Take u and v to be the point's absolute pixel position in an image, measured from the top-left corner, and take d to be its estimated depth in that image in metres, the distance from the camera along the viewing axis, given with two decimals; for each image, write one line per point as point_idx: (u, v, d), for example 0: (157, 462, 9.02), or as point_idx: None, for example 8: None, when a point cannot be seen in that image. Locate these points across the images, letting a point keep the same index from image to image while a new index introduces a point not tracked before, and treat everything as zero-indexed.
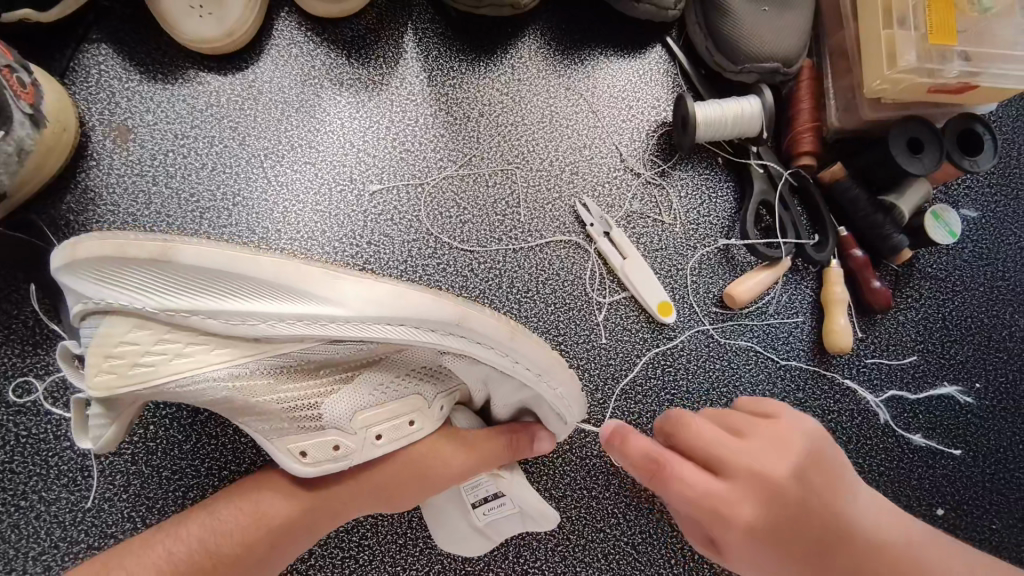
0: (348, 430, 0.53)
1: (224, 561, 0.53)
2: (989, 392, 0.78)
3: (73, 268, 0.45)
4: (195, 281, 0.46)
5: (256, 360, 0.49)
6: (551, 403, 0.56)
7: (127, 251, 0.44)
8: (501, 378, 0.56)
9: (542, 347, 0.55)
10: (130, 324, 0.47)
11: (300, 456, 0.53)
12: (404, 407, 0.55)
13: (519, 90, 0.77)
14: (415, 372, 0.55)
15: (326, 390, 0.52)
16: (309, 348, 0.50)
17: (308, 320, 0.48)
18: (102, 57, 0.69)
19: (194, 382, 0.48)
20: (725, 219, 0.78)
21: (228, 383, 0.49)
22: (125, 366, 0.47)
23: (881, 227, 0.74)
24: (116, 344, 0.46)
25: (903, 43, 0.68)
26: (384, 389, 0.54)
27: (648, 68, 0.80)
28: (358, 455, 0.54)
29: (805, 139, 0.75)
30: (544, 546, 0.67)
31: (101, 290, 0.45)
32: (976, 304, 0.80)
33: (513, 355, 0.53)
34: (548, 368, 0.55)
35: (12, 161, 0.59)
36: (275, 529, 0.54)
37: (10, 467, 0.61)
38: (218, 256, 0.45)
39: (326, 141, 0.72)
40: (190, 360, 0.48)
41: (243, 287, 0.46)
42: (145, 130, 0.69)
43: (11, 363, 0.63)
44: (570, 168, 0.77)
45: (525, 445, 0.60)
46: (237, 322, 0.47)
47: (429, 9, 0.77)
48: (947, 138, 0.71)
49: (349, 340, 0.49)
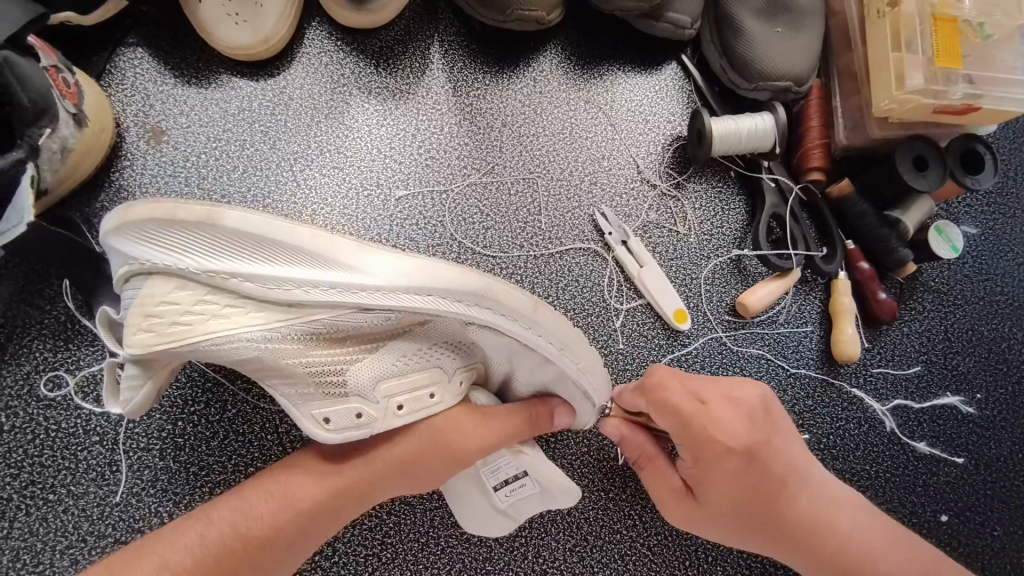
0: (371, 399, 0.54)
1: (257, 543, 0.53)
2: (990, 402, 0.81)
3: (121, 231, 0.48)
4: (232, 244, 0.49)
5: (289, 331, 0.51)
6: (576, 379, 0.58)
7: (177, 215, 0.48)
8: (525, 357, 0.57)
9: (562, 323, 0.57)
10: (172, 284, 0.48)
11: (324, 422, 0.54)
12: (427, 378, 0.56)
13: (541, 102, 0.80)
14: (444, 345, 0.57)
15: (354, 358, 0.54)
16: (339, 316, 0.51)
17: (339, 285, 0.50)
18: (138, 61, 0.71)
19: (228, 341, 0.50)
20: (737, 231, 0.81)
21: (262, 345, 0.51)
22: (163, 324, 0.48)
23: (887, 240, 0.77)
24: (158, 303, 0.48)
25: (912, 65, 0.71)
26: (408, 358, 0.56)
27: (664, 84, 0.83)
28: (379, 425, 0.55)
29: (814, 155, 0.78)
30: (562, 547, 0.68)
31: (146, 251, 0.48)
32: (977, 317, 0.83)
33: (537, 328, 0.55)
34: (570, 344, 0.57)
35: (55, 159, 0.60)
36: (305, 512, 0.55)
37: (40, 460, 0.62)
38: (256, 221, 0.49)
39: (355, 146, 0.74)
40: (227, 320, 0.49)
41: (278, 252, 0.49)
42: (179, 132, 0.71)
43: (43, 358, 0.64)
44: (589, 179, 0.79)
45: (546, 419, 0.61)
46: (273, 287, 0.50)
47: (455, 22, 0.79)
48: (950, 157, 0.74)
49: (377, 311, 0.51)
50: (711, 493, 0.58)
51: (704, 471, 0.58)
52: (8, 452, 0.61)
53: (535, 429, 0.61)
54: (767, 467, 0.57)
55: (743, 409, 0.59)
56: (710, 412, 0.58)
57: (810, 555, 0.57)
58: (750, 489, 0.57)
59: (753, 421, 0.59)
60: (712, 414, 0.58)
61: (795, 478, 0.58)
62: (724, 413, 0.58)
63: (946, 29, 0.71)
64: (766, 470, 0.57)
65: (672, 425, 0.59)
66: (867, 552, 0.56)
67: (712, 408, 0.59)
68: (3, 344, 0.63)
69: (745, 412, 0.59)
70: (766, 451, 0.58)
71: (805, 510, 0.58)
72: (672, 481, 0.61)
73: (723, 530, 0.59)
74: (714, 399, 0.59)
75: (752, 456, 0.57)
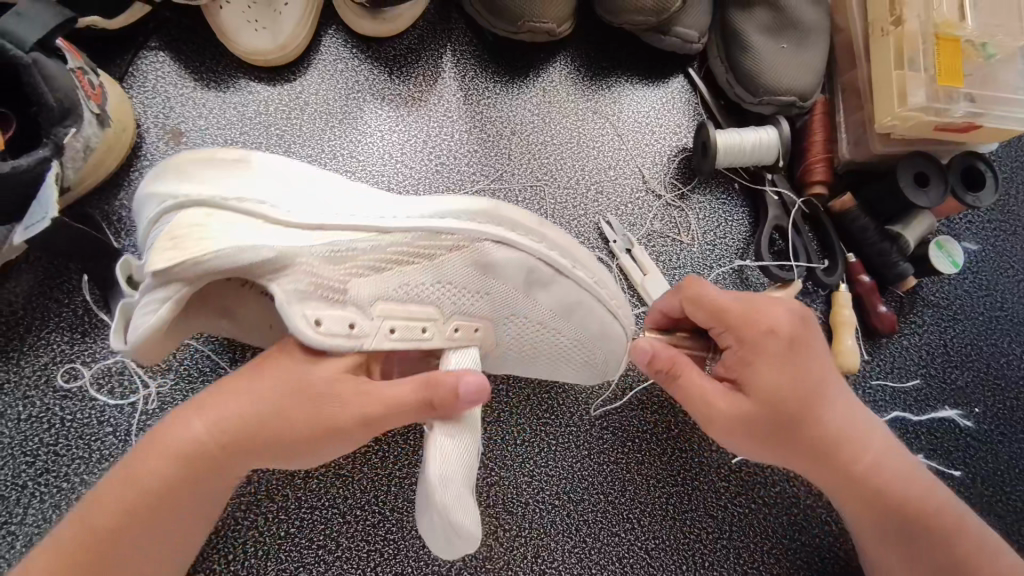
0: (366, 313, 0.55)
1: (109, 535, 0.46)
2: (987, 416, 0.81)
3: (164, 175, 0.54)
4: (263, 177, 0.55)
5: (305, 244, 0.53)
6: (589, 290, 0.64)
7: (215, 155, 0.56)
8: (540, 276, 0.63)
9: (568, 237, 0.64)
10: (204, 211, 0.51)
11: (314, 325, 0.52)
12: (424, 311, 0.58)
13: (550, 111, 0.82)
14: (452, 287, 0.60)
15: (356, 273, 0.55)
16: (358, 239, 0.56)
17: (356, 207, 0.57)
18: (159, 64, 0.73)
19: (254, 249, 0.49)
20: (740, 242, 0.82)
21: (282, 250, 0.51)
22: (190, 242, 0.48)
23: (888, 254, 0.79)
24: (190, 227, 0.49)
25: (914, 83, 0.73)
26: (410, 290, 0.58)
27: (671, 96, 0.85)
28: (369, 342, 0.55)
29: (818, 169, 0.80)
30: (562, 547, 0.70)
31: (181, 186, 0.52)
32: (976, 332, 0.84)
33: (546, 239, 0.62)
34: (579, 258, 0.64)
35: (78, 158, 0.62)
36: (155, 491, 0.48)
37: (54, 449, 0.63)
38: (285, 161, 0.58)
39: (367, 151, 0.76)
40: (254, 238, 0.50)
41: (304, 185, 0.57)
42: (198, 134, 0.73)
43: (61, 350, 0.65)
44: (595, 187, 0.80)
45: (446, 388, 0.52)
46: (296, 212, 0.54)
47: (467, 32, 0.81)
48: (952, 173, 0.75)
49: (394, 233, 0.57)
50: (759, 393, 0.57)
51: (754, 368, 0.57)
52: (24, 440, 0.63)
53: (435, 409, 0.52)
54: (812, 369, 0.58)
55: (789, 311, 0.59)
56: (756, 309, 0.58)
57: (832, 463, 0.60)
58: (793, 398, 0.57)
59: (800, 324, 0.59)
60: (760, 309, 0.58)
61: (833, 385, 0.59)
62: (771, 311, 0.58)
63: (948, 48, 0.73)
64: (812, 372, 0.58)
65: (712, 321, 0.60)
66: (880, 464, 0.60)
67: (762, 306, 0.58)
68: (22, 336, 0.65)
69: (792, 314, 0.59)
70: (812, 354, 0.58)
71: (835, 421, 0.59)
72: (713, 387, 0.59)
73: (754, 433, 0.58)
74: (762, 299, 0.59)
75: (799, 355, 0.57)
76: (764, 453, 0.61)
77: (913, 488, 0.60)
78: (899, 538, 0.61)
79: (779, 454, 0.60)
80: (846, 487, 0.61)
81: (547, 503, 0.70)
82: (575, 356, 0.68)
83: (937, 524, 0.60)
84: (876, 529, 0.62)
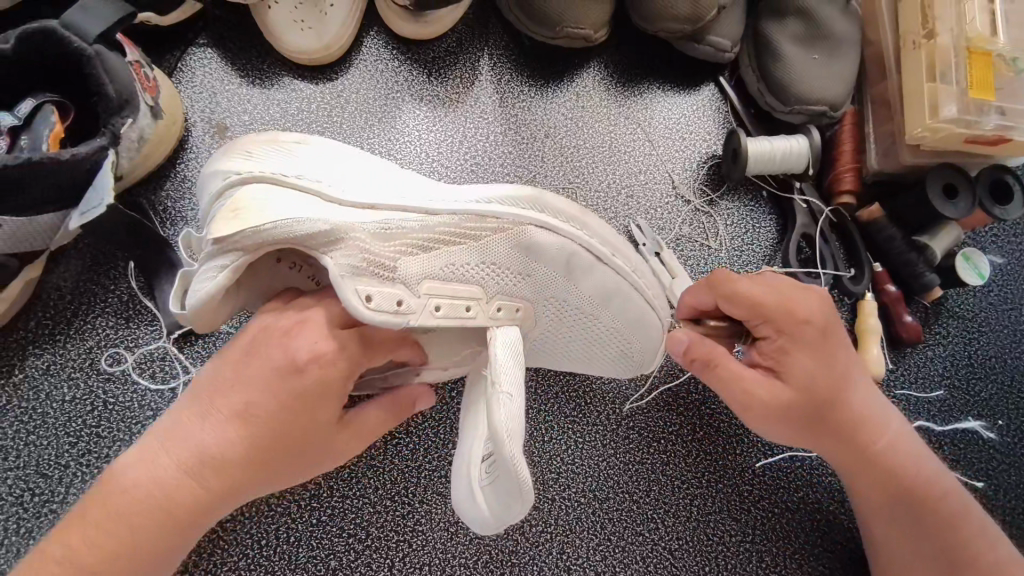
0: (412, 289, 0.56)
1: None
2: (1011, 429, 0.82)
3: (228, 154, 0.57)
4: (322, 160, 0.59)
5: (358, 221, 0.55)
6: (627, 279, 0.67)
7: (278, 138, 0.59)
8: (581, 262, 0.65)
9: (609, 229, 0.67)
10: (265, 186, 0.54)
11: (365, 300, 0.53)
12: (468, 290, 0.59)
13: (583, 116, 0.83)
14: (497, 268, 0.61)
15: (404, 251, 0.57)
16: (406, 221, 0.58)
17: (403, 193, 0.60)
18: (208, 60, 0.75)
19: (307, 224, 0.52)
20: (767, 248, 0.83)
21: (335, 225, 0.53)
22: (250, 211, 0.51)
23: (914, 265, 0.80)
24: (251, 197, 0.52)
25: (945, 95, 0.74)
26: (456, 270, 0.59)
27: (701, 104, 0.86)
28: (415, 317, 0.56)
29: (846, 179, 0.81)
30: (586, 544, 0.70)
31: (245, 164, 0.55)
32: (1000, 345, 0.84)
33: (588, 229, 0.65)
34: (618, 247, 0.67)
35: (132, 148, 0.64)
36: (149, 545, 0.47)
37: (97, 431, 0.65)
38: (342, 150, 0.62)
39: (404, 149, 0.78)
40: (309, 211, 0.53)
41: (359, 170, 0.60)
42: (241, 129, 0.75)
43: (106, 335, 0.67)
44: (625, 192, 0.82)
45: (409, 405, 0.61)
46: (353, 191, 0.57)
47: (504, 37, 0.83)
48: (982, 185, 0.76)
49: (441, 215, 0.60)
50: (791, 379, 0.59)
51: (789, 355, 0.59)
52: (68, 421, 0.65)
53: (403, 411, 0.61)
54: (839, 355, 0.60)
55: (821, 302, 0.61)
56: (790, 297, 0.59)
57: (853, 445, 0.63)
58: (822, 384, 0.60)
59: (830, 314, 0.60)
60: (793, 298, 0.59)
61: (856, 371, 0.62)
62: (804, 300, 0.60)
63: (980, 63, 0.75)
64: (839, 358, 0.60)
65: (747, 313, 0.60)
66: (896, 446, 0.63)
67: (796, 296, 0.60)
68: (69, 320, 0.67)
69: (824, 306, 0.60)
70: (839, 340, 0.61)
71: (858, 404, 0.62)
72: (750, 377, 0.60)
73: (785, 418, 0.61)
74: (795, 289, 0.60)
75: (829, 342, 0.60)
76: (789, 437, 0.63)
77: (926, 470, 0.64)
78: (907, 521, 0.64)
79: (803, 437, 0.63)
80: (865, 470, 0.64)
81: (573, 500, 0.71)
82: (612, 347, 0.69)
83: (945, 512, 0.63)
84: (890, 514, 0.64)
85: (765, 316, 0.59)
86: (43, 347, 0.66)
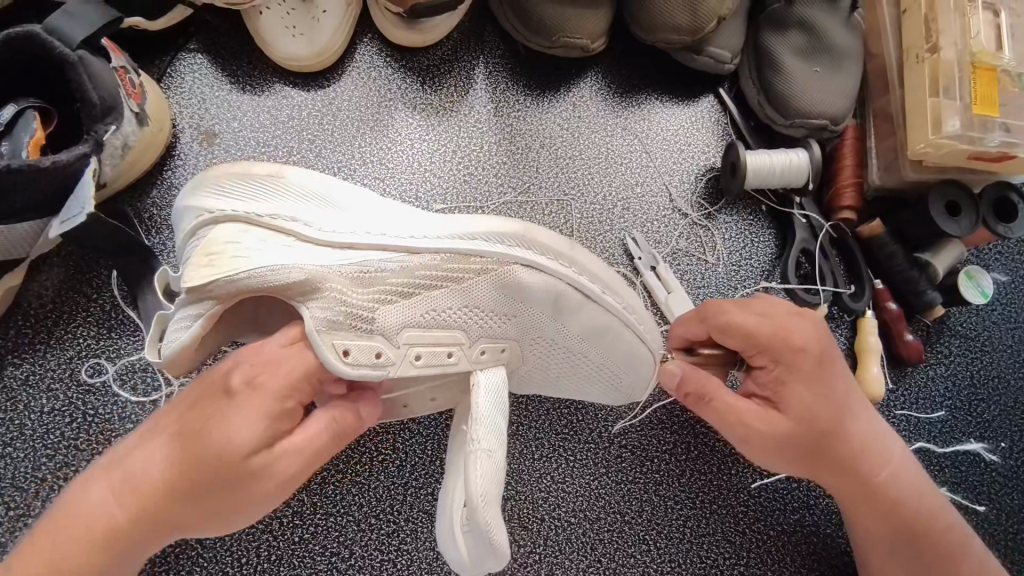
0: (392, 341, 0.56)
1: None
2: (1013, 451, 0.80)
3: (202, 186, 0.56)
4: (298, 193, 0.57)
5: (333, 266, 0.55)
6: (620, 317, 0.63)
7: (251, 168, 0.56)
8: (568, 302, 0.62)
9: (604, 265, 0.64)
10: (237, 227, 0.54)
11: (342, 354, 0.53)
12: (449, 338, 0.59)
13: (579, 126, 0.82)
14: (480, 311, 0.60)
15: (384, 300, 0.57)
16: (386, 260, 0.57)
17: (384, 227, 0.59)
18: (197, 65, 0.74)
19: (283, 273, 0.53)
20: (766, 263, 0.81)
21: (310, 274, 0.53)
22: (225, 258, 0.52)
23: (916, 282, 0.78)
24: (223, 244, 0.53)
25: (949, 111, 0.72)
26: (433, 316, 0.58)
27: (700, 115, 0.85)
28: (394, 369, 0.57)
29: (846, 195, 0.79)
30: (576, 566, 0.69)
31: (221, 201, 0.55)
32: (1003, 365, 0.82)
33: (575, 265, 0.62)
34: (609, 283, 0.63)
35: (116, 155, 0.63)
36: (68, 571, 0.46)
37: (75, 443, 0.63)
38: (319, 179, 0.58)
39: (397, 158, 0.76)
40: (283, 258, 0.54)
41: (337, 202, 0.59)
42: (231, 136, 0.73)
43: (86, 345, 0.66)
44: (621, 204, 0.80)
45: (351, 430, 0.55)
46: (333, 232, 0.57)
47: (501, 45, 0.82)
48: (985, 203, 0.75)
49: (424, 254, 0.59)
50: (789, 410, 0.58)
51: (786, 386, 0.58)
52: (46, 433, 0.63)
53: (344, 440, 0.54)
54: (838, 383, 0.59)
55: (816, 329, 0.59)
56: (785, 326, 0.58)
57: (856, 475, 0.61)
58: (821, 413, 0.58)
59: (825, 341, 0.59)
60: (788, 325, 0.58)
61: (855, 398, 0.60)
62: (799, 327, 0.58)
63: (985, 77, 0.74)
64: (838, 386, 0.59)
65: (741, 344, 0.58)
66: (898, 474, 0.62)
67: (791, 324, 0.58)
68: (49, 329, 0.66)
69: (818, 332, 0.59)
70: (836, 368, 0.59)
71: (859, 432, 0.60)
72: (745, 408, 0.59)
73: (783, 450, 0.59)
74: (790, 316, 0.59)
75: (825, 371, 0.58)
76: (789, 468, 0.61)
77: (927, 499, 0.62)
78: (907, 552, 0.63)
79: (802, 468, 0.61)
80: (867, 501, 0.62)
81: (563, 521, 0.70)
82: (599, 380, 0.67)
83: (944, 542, 0.62)
84: (890, 544, 0.63)
85: (761, 346, 0.57)
86: (23, 357, 0.65)
